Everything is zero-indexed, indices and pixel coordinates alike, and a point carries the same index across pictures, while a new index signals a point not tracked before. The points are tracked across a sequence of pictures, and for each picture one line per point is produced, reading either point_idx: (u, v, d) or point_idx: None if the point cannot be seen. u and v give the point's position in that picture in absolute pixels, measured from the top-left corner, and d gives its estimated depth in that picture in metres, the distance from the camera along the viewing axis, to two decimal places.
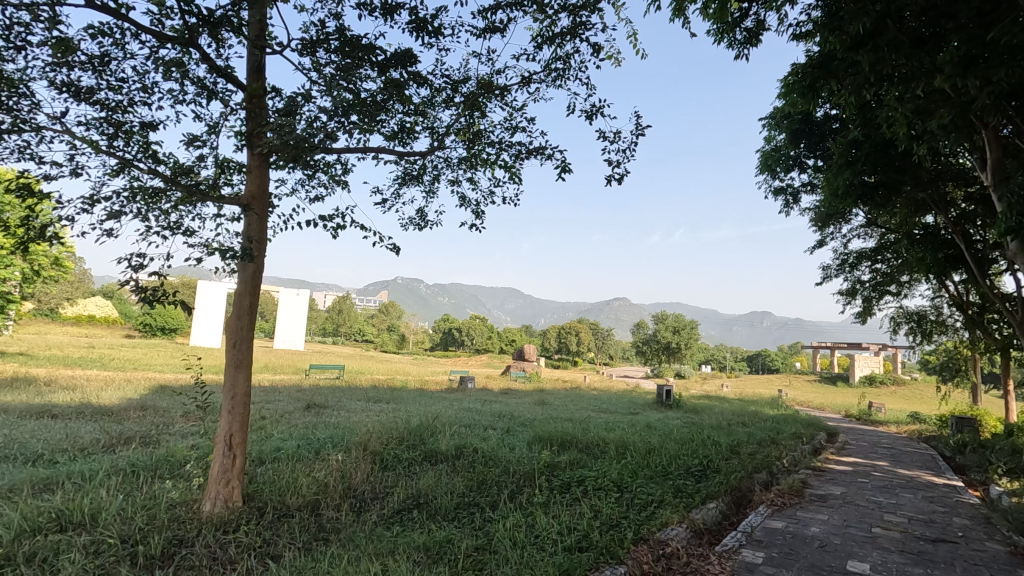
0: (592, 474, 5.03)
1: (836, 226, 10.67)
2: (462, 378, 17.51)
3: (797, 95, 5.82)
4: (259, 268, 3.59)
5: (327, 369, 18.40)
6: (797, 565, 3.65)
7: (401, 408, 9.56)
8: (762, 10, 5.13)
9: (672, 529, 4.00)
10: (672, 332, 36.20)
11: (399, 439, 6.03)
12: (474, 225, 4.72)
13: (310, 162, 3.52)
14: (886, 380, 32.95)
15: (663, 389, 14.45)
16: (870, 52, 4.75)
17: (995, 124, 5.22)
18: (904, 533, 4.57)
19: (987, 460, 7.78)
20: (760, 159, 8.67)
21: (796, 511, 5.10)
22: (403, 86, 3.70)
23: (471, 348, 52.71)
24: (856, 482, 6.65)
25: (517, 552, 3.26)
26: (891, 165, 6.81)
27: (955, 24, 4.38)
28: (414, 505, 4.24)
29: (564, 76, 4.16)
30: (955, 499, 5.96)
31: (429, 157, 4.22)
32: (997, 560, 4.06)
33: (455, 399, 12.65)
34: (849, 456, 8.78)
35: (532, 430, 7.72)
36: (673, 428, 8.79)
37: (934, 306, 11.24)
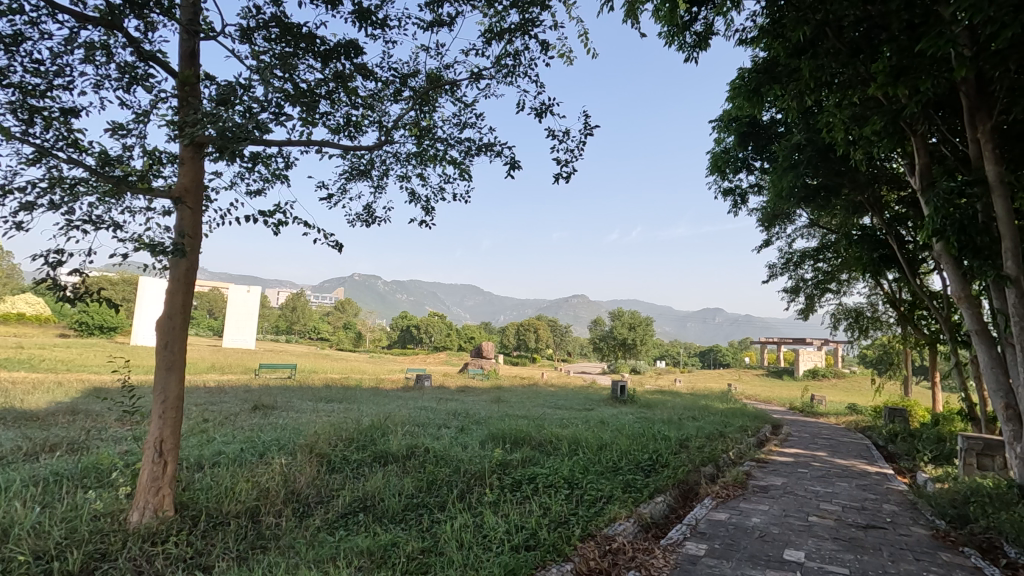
0: (543, 472, 5.05)
1: (781, 226, 11.10)
2: (418, 377, 17.30)
3: (743, 100, 6.00)
4: (192, 265, 3.42)
5: (278, 369, 17.86)
6: (737, 556, 3.75)
7: (353, 408, 9.34)
8: (711, 15, 5.26)
9: (619, 525, 4.05)
10: (628, 328, 36.88)
11: (348, 440, 5.89)
12: (424, 220, 4.69)
13: (248, 155, 3.36)
14: (827, 373, 34.65)
15: (618, 385, 14.67)
16: (810, 60, 4.93)
17: (922, 131, 5.53)
18: (838, 520, 4.78)
19: (915, 448, 8.26)
20: (710, 160, 8.75)
21: (740, 503, 5.27)
22: (347, 78, 3.60)
23: (430, 345, 52.28)
24: (796, 472, 6.93)
25: (463, 554, 3.23)
26: (832, 168, 7.11)
27: (887, 35, 4.60)
28: (360, 508, 4.14)
29: (513, 72, 4.17)
30: (886, 487, 6.29)
31: (376, 151, 4.16)
32: (920, 543, 4.30)
33: (411, 398, 12.50)
34: (790, 447, 9.15)
35: (486, 428, 7.69)
36: (626, 423, 8.94)
37: (869, 302, 11.85)
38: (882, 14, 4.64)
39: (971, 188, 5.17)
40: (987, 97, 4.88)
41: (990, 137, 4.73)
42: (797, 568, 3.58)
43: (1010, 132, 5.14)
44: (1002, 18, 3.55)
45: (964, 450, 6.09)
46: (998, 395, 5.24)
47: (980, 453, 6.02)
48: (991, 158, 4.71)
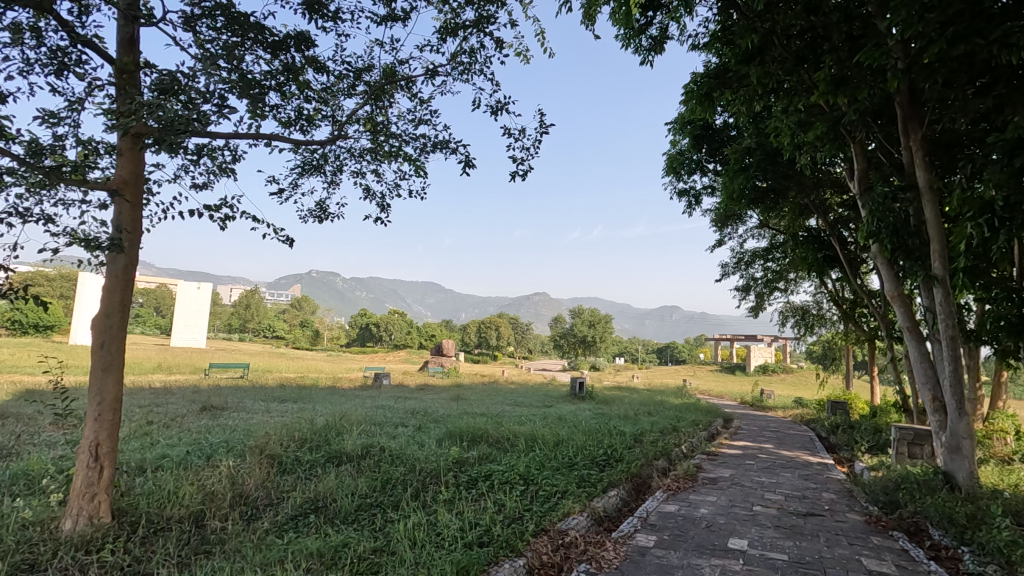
0: (499, 469, 5.08)
1: (733, 227, 11.49)
2: (376, 376, 17.06)
3: (695, 103, 6.17)
4: (132, 261, 3.27)
5: (229, 368, 17.27)
6: (684, 546, 3.88)
7: (308, 409, 9.16)
8: (665, 19, 5.40)
9: (573, 519, 4.12)
10: (588, 325, 37.32)
11: (301, 440, 5.77)
12: (379, 218, 4.66)
13: (193, 147, 3.23)
14: (777, 369, 36.07)
15: (577, 382, 14.88)
16: (757, 67, 5.13)
17: (861, 138, 5.81)
18: (780, 509, 5.00)
19: (854, 439, 8.71)
20: (665, 162, 8.97)
21: (690, 494, 5.45)
22: (298, 70, 3.52)
23: (390, 344, 51.60)
24: (744, 464, 7.20)
25: (415, 552, 3.21)
26: (780, 171, 7.41)
27: (828, 45, 4.83)
28: (312, 509, 4.06)
29: (469, 70, 4.18)
30: (826, 476, 6.62)
31: (329, 146, 4.10)
32: (855, 528, 4.54)
33: (368, 398, 12.30)
34: (739, 440, 9.49)
35: (444, 426, 7.67)
36: (582, 419, 9.07)
37: (815, 301, 12.40)
38: (824, 26, 4.88)
39: (904, 193, 5.48)
40: (918, 108, 5.17)
41: (921, 145, 5.02)
42: (740, 556, 3.72)
43: (939, 141, 5.46)
44: (929, 34, 3.78)
45: (897, 440, 6.47)
46: (926, 388, 5.59)
47: (911, 442, 6.41)
48: (921, 166, 5.00)
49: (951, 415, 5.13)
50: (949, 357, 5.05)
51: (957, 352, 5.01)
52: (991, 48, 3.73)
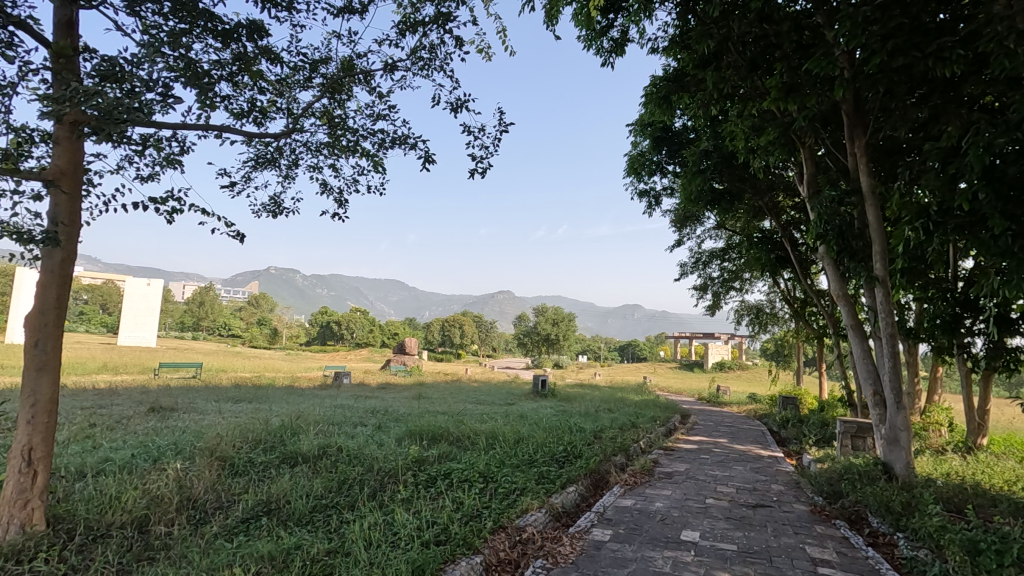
0: (459, 467, 5.07)
1: (692, 228, 11.78)
2: (336, 375, 16.75)
3: (655, 106, 6.31)
4: (70, 255, 3.11)
5: (181, 368, 16.66)
6: (639, 539, 3.96)
7: (264, 408, 8.94)
8: (626, 22, 5.49)
9: (531, 515, 4.15)
10: (552, 323, 37.54)
11: (254, 441, 5.61)
12: (336, 213, 4.59)
13: (137, 137, 3.10)
14: (733, 366, 37.20)
15: (539, 379, 14.97)
16: (713, 72, 5.28)
17: (810, 143, 6.04)
18: (731, 501, 5.16)
19: (803, 432, 9.08)
20: (627, 163, 9.12)
21: (646, 488, 5.57)
22: (250, 60, 3.42)
23: (351, 342, 50.73)
24: (699, 458, 7.40)
25: (369, 553, 3.17)
26: (735, 174, 7.64)
27: (780, 53, 5.01)
28: (264, 511, 3.96)
29: (429, 65, 4.18)
30: (775, 469, 6.87)
31: (284, 139, 4.02)
32: (800, 518, 4.73)
33: (327, 397, 12.05)
34: (695, 435, 9.74)
35: (404, 425, 7.59)
36: (543, 416, 9.14)
37: (768, 300, 12.84)
38: (776, 34, 5.05)
39: (849, 197, 5.73)
40: (862, 116, 5.42)
41: (864, 151, 5.26)
42: (691, 547, 3.83)
43: (881, 148, 5.74)
44: (871, 46, 3.98)
45: (841, 433, 6.78)
46: (868, 383, 5.86)
47: (854, 435, 6.73)
48: (864, 171, 5.24)
49: (890, 408, 5.40)
50: (888, 353, 5.33)
51: (895, 349, 5.29)
52: (927, 61, 3.95)
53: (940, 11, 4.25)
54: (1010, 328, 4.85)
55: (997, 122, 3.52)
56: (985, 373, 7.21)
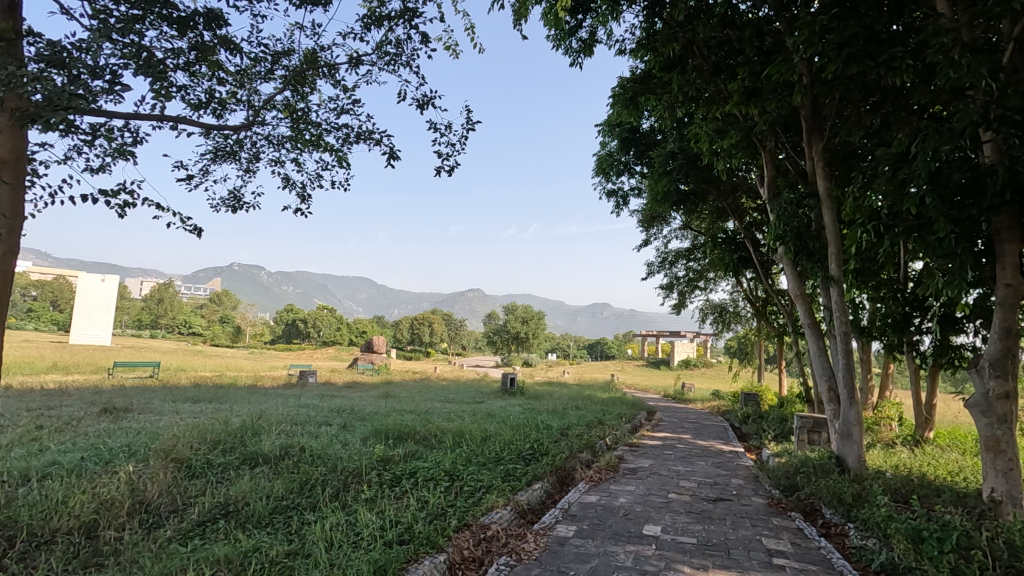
0: (425, 465, 5.05)
1: (658, 228, 11.98)
2: (301, 373, 16.42)
3: (622, 107, 6.39)
4: (11, 249, 2.96)
5: (137, 367, 16.07)
6: (602, 534, 4.02)
7: (225, 408, 8.70)
8: (594, 24, 5.55)
9: (496, 513, 4.16)
10: (521, 322, 37.62)
11: (213, 442, 5.46)
12: (298, 208, 4.50)
13: (86, 127, 2.98)
14: (698, 363, 37.98)
15: (507, 377, 14.98)
16: (678, 75, 5.38)
17: (771, 147, 6.21)
18: (692, 496, 5.29)
19: (762, 428, 9.35)
20: (595, 163, 9.21)
21: (610, 484, 5.65)
22: (208, 50, 3.34)
23: (318, 340, 49.82)
24: (662, 454, 7.54)
25: (330, 554, 3.13)
26: (700, 176, 7.81)
27: (742, 58, 5.14)
28: (221, 514, 3.86)
29: (395, 60, 4.18)
30: (735, 463, 7.06)
31: (244, 132, 3.95)
32: (757, 511, 4.88)
33: (291, 395, 11.81)
34: (660, 431, 9.93)
35: (370, 424, 7.50)
36: (511, 414, 9.18)
37: (731, 299, 13.16)
38: (739, 39, 5.19)
39: (808, 200, 5.92)
40: (820, 122, 5.60)
41: (821, 156, 5.44)
42: (653, 541, 3.90)
43: (837, 153, 5.95)
44: (827, 53, 4.13)
45: (798, 428, 7.01)
46: (823, 379, 6.08)
47: (810, 430, 6.97)
48: (821, 175, 5.42)
49: (843, 404, 5.61)
50: (842, 351, 5.54)
51: (849, 346, 5.50)
52: (879, 69, 4.11)
53: (892, 22, 4.43)
54: (954, 327, 5.09)
55: (942, 130, 3.69)
56: (932, 370, 7.56)
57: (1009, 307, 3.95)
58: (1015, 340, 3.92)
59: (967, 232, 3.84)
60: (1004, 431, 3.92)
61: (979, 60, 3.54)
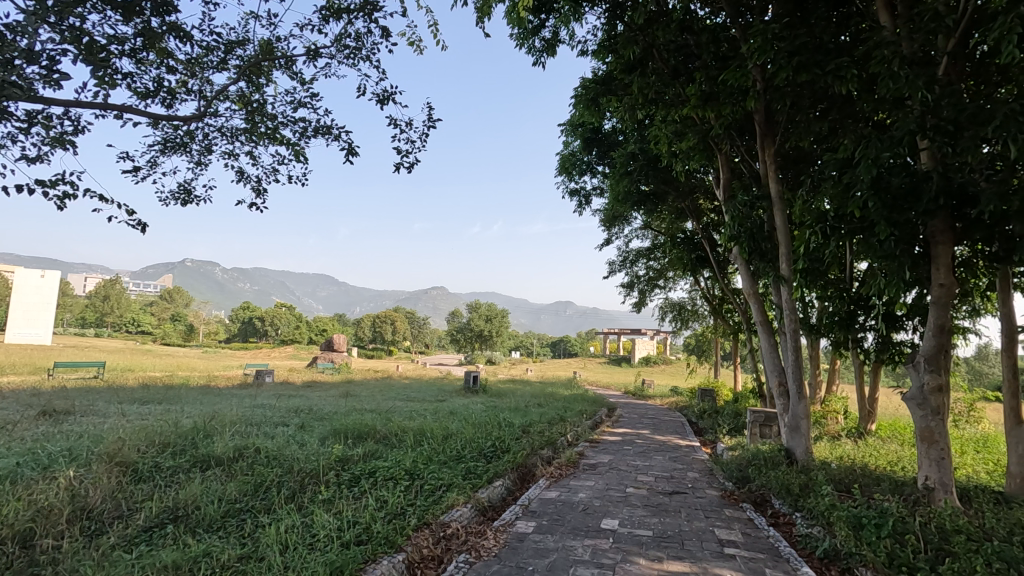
0: (384, 465, 4.99)
1: (620, 227, 12.18)
2: (257, 373, 15.94)
3: (584, 108, 6.47)
4: None
5: (80, 368, 15.28)
6: (561, 529, 4.07)
7: (175, 409, 8.37)
8: (556, 24, 5.60)
9: (456, 511, 4.15)
10: (485, 320, 37.57)
11: (162, 445, 5.26)
12: (252, 201, 4.57)
13: (22, 114, 2.84)
14: (658, 361, 38.77)
15: (470, 375, 14.93)
16: (638, 78, 5.49)
17: (727, 150, 6.39)
18: (649, 489, 5.41)
19: (717, 423, 9.64)
20: (558, 162, 9.29)
21: (570, 480, 5.72)
22: (156, 37, 3.26)
23: (276, 339, 48.51)
24: (622, 449, 7.68)
25: (284, 557, 3.06)
26: (660, 177, 7.98)
27: (700, 63, 5.28)
28: (170, 519, 3.72)
29: (355, 55, 4.29)
30: (691, 457, 7.26)
31: (195, 122, 3.89)
32: (711, 503, 5.04)
33: (247, 396, 11.45)
34: (620, 427, 10.10)
35: (329, 424, 7.36)
36: (473, 412, 9.16)
37: (690, 298, 13.51)
38: (696, 45, 5.33)
39: (761, 202, 6.13)
40: (772, 126, 5.80)
41: (773, 160, 5.65)
42: (610, 535, 3.98)
43: (789, 156, 6.18)
44: (778, 61, 4.30)
45: (751, 422, 7.27)
46: (774, 374, 6.32)
47: (762, 424, 7.24)
48: (773, 179, 5.63)
49: (792, 398, 5.84)
50: (792, 348, 5.78)
51: (798, 342, 5.74)
52: (827, 77, 4.28)
53: (840, 33, 4.64)
54: (894, 324, 5.38)
55: (884, 137, 3.88)
56: (874, 365, 7.94)
57: (943, 306, 4.19)
58: (947, 337, 4.18)
59: (906, 235, 4.06)
60: (936, 422, 4.17)
61: (917, 72, 3.75)
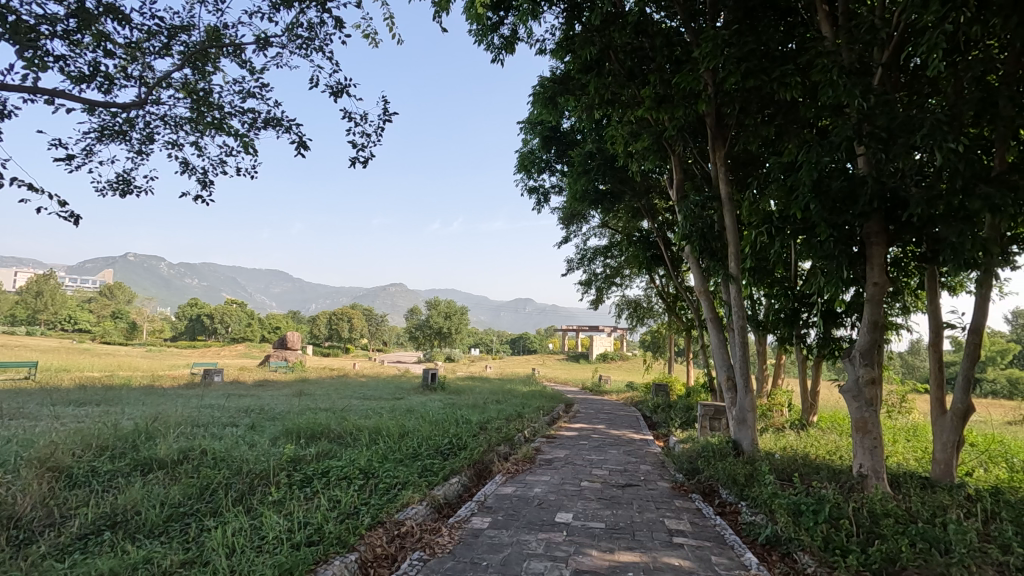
0: (338, 464, 4.89)
1: (578, 225, 12.34)
2: (205, 372, 15.33)
3: (542, 106, 6.53)
4: None
5: (8, 368, 14.32)
6: (516, 524, 4.10)
7: (115, 411, 7.97)
8: (515, 22, 5.61)
9: (411, 508, 4.12)
10: (444, 317, 37.30)
11: (99, 448, 5.00)
12: (198, 192, 4.67)
13: None
14: (614, 357, 39.48)
15: (428, 372, 14.79)
16: (595, 78, 5.56)
17: (680, 151, 6.56)
18: (603, 483, 5.53)
19: (670, 417, 9.92)
20: (517, 159, 9.31)
21: (526, 476, 5.77)
22: (92, 19, 3.17)
23: (226, 337, 46.79)
24: (578, 444, 7.80)
25: (232, 560, 2.98)
26: (617, 176, 8.12)
27: (654, 65, 5.40)
28: (107, 525, 3.56)
29: (307, 45, 4.31)
30: (644, 451, 7.44)
31: (135, 109, 3.83)
32: (662, 494, 5.18)
33: (194, 396, 10.98)
34: (577, 422, 10.24)
35: (281, 423, 7.17)
36: (430, 409, 9.09)
37: (645, 295, 13.82)
38: (651, 47, 5.45)
39: (712, 202, 6.34)
40: (722, 129, 5.99)
41: (723, 162, 5.84)
42: (564, 528, 4.04)
43: (738, 159, 6.40)
44: (727, 67, 4.46)
45: (702, 416, 7.51)
46: (723, 369, 6.55)
47: (712, 417, 7.50)
48: (724, 180, 5.82)
49: (740, 392, 6.06)
50: (740, 343, 6.01)
51: (745, 338, 5.97)
52: (772, 84, 4.45)
53: (787, 41, 4.83)
54: (834, 321, 5.65)
55: (824, 142, 4.09)
56: (816, 360, 8.34)
57: (876, 303, 4.45)
58: (880, 332, 4.43)
59: (843, 236, 4.27)
60: (870, 414, 4.42)
61: (854, 81, 3.95)
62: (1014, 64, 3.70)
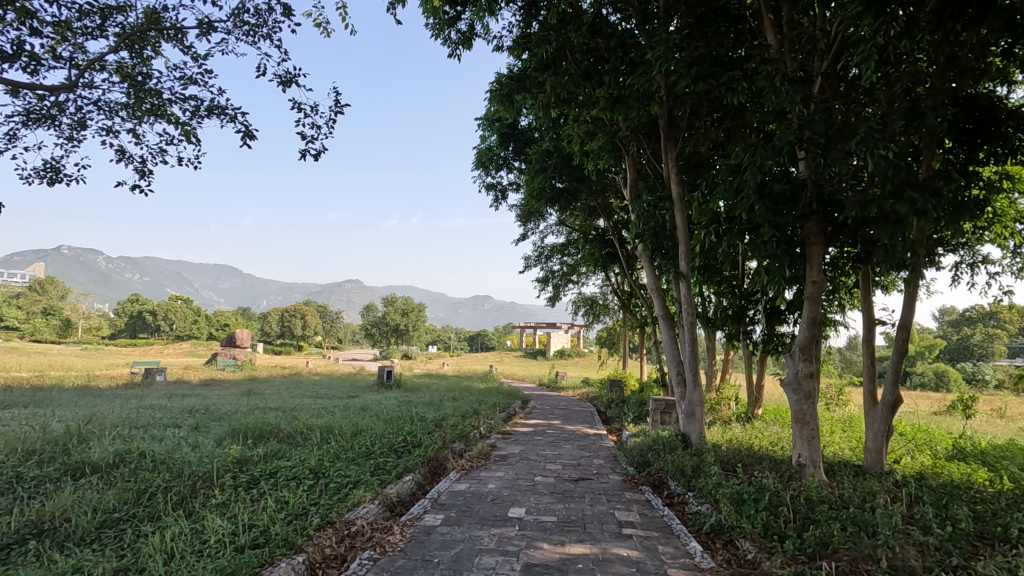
0: (287, 464, 4.77)
1: (536, 223, 12.42)
2: (147, 372, 14.65)
3: (499, 103, 6.53)
4: None
5: None
6: (468, 520, 4.11)
7: (45, 413, 7.50)
8: (472, 17, 5.59)
9: (363, 508, 4.06)
10: (400, 314, 36.82)
11: (25, 454, 4.70)
12: (136, 180, 4.47)
13: None
14: (571, 354, 39.97)
15: (383, 369, 14.58)
16: (551, 76, 5.60)
17: (634, 151, 6.68)
18: (557, 477, 5.59)
19: (624, 412, 10.12)
20: (475, 156, 9.28)
21: (481, 472, 5.78)
22: None
23: (170, 334, 44.76)
24: (533, 440, 7.87)
25: (170, 566, 2.87)
26: (573, 175, 8.22)
27: (609, 66, 5.47)
28: (33, 534, 3.36)
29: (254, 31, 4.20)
30: (598, 445, 7.58)
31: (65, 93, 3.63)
32: (613, 487, 5.29)
33: (133, 396, 10.45)
34: (533, 419, 10.33)
35: (228, 424, 6.92)
36: (385, 407, 8.97)
37: (601, 292, 14.05)
38: (606, 48, 5.52)
39: (664, 202, 6.49)
40: (675, 131, 6.13)
41: (674, 163, 5.99)
42: (517, 523, 4.07)
43: (689, 160, 6.57)
44: (678, 70, 4.57)
45: (653, 410, 7.71)
46: (673, 364, 6.73)
47: (663, 411, 7.70)
48: (675, 180, 5.97)
49: (689, 387, 6.25)
50: (690, 339, 6.19)
51: (695, 334, 6.15)
52: (721, 88, 4.60)
53: (736, 47, 4.98)
54: (777, 317, 5.89)
55: (768, 146, 4.25)
56: (761, 356, 8.68)
57: (815, 300, 4.67)
58: (819, 328, 4.66)
59: (786, 237, 4.45)
60: (808, 406, 4.65)
61: (796, 88, 4.12)
62: (940, 77, 3.94)
